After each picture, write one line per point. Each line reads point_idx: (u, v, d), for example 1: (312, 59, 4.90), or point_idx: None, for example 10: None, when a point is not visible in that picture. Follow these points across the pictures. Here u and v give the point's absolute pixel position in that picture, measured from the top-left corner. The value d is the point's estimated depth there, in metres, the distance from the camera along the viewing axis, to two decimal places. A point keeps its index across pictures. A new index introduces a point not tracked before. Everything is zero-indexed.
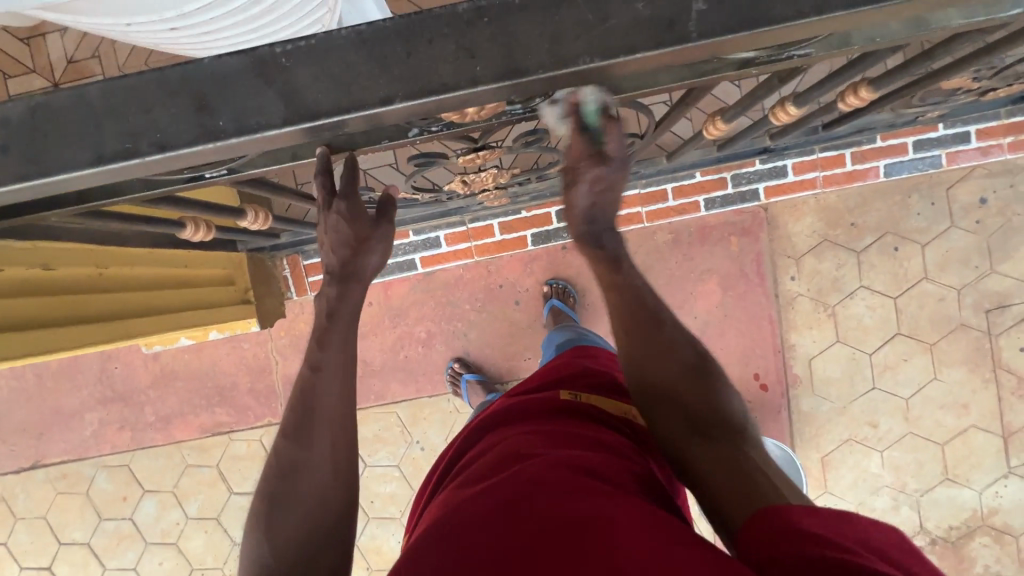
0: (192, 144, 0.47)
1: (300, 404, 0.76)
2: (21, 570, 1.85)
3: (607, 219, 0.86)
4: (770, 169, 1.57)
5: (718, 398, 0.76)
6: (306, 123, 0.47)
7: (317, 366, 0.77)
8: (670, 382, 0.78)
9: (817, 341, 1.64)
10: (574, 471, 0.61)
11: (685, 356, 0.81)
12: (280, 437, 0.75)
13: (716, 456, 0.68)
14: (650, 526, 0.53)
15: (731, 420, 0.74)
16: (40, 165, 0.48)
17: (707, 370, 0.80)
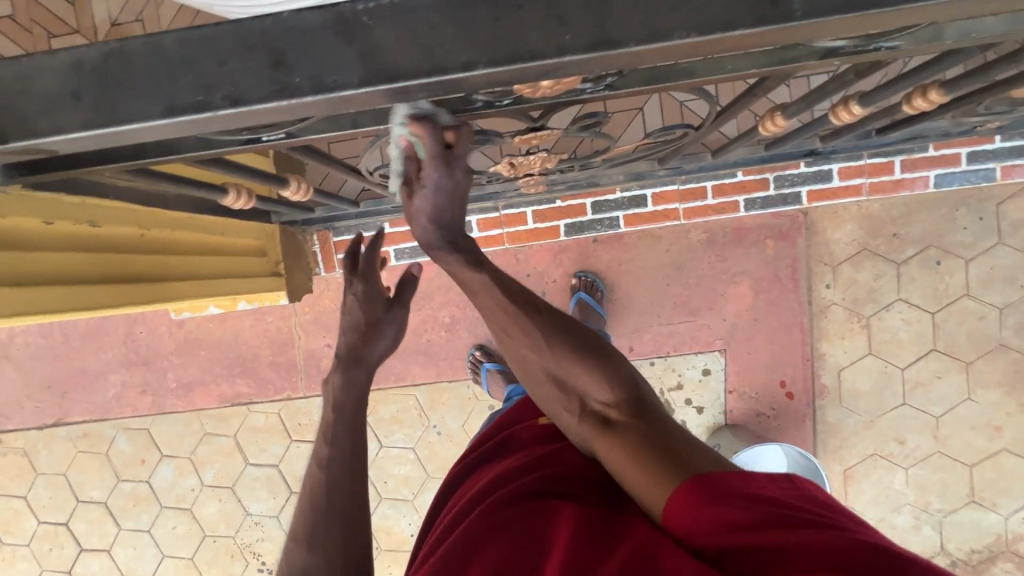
0: (265, 101, 0.46)
1: (310, 499, 0.96)
2: (39, 524, 1.89)
3: (459, 221, 0.73)
4: (815, 173, 1.53)
5: (600, 374, 0.78)
6: (382, 84, 0.45)
7: (325, 462, 0.99)
8: (553, 377, 0.80)
9: (848, 352, 1.61)
10: (536, 494, 0.76)
11: (564, 342, 0.79)
12: (295, 535, 0.94)
13: (624, 440, 0.73)
14: (597, 526, 0.68)
15: (624, 392, 0.77)
16: (111, 114, 0.47)
17: (588, 345, 0.80)
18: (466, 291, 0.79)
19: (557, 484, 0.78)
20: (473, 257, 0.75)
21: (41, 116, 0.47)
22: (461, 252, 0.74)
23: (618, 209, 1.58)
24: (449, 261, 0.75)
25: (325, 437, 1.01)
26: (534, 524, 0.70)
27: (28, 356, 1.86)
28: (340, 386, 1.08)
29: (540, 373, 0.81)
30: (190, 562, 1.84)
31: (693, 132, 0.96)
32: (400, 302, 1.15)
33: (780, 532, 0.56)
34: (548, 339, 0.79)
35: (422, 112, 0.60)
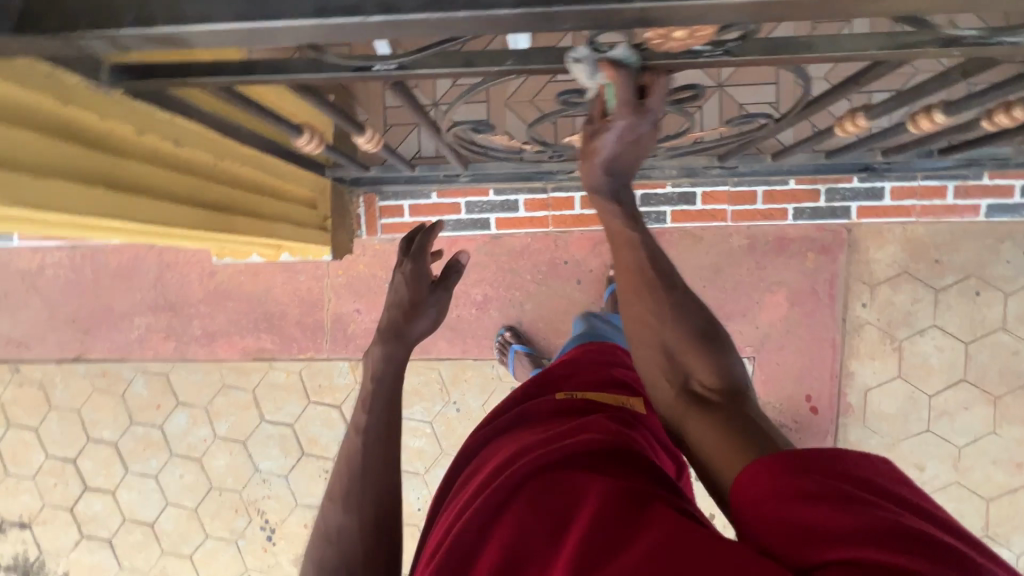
0: (419, 11, 0.46)
1: (344, 470, 0.93)
2: (47, 458, 1.88)
3: (627, 170, 0.78)
4: (867, 189, 1.53)
5: (712, 358, 0.73)
6: (539, 6, 0.46)
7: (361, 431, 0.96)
8: (661, 350, 0.76)
9: (877, 373, 1.60)
10: (561, 467, 0.71)
11: (685, 320, 0.76)
12: (330, 502, 0.91)
13: (715, 417, 0.67)
14: (625, 499, 0.63)
15: (730, 381, 0.72)
16: (262, 8, 0.47)
17: (705, 330, 0.76)
18: (610, 245, 0.82)
19: (580, 457, 0.73)
20: (631, 214, 0.80)
21: (191, 4, 0.47)
22: (619, 205, 0.79)
23: (666, 205, 1.57)
24: (602, 209, 0.80)
25: (363, 406, 1.00)
26: (558, 496, 0.67)
27: (56, 289, 1.85)
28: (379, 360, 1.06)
29: (648, 343, 0.77)
30: (193, 513, 1.84)
31: (771, 125, 0.96)
32: (447, 284, 1.13)
33: (824, 509, 0.48)
34: (671, 312, 0.77)
35: (620, 57, 0.62)
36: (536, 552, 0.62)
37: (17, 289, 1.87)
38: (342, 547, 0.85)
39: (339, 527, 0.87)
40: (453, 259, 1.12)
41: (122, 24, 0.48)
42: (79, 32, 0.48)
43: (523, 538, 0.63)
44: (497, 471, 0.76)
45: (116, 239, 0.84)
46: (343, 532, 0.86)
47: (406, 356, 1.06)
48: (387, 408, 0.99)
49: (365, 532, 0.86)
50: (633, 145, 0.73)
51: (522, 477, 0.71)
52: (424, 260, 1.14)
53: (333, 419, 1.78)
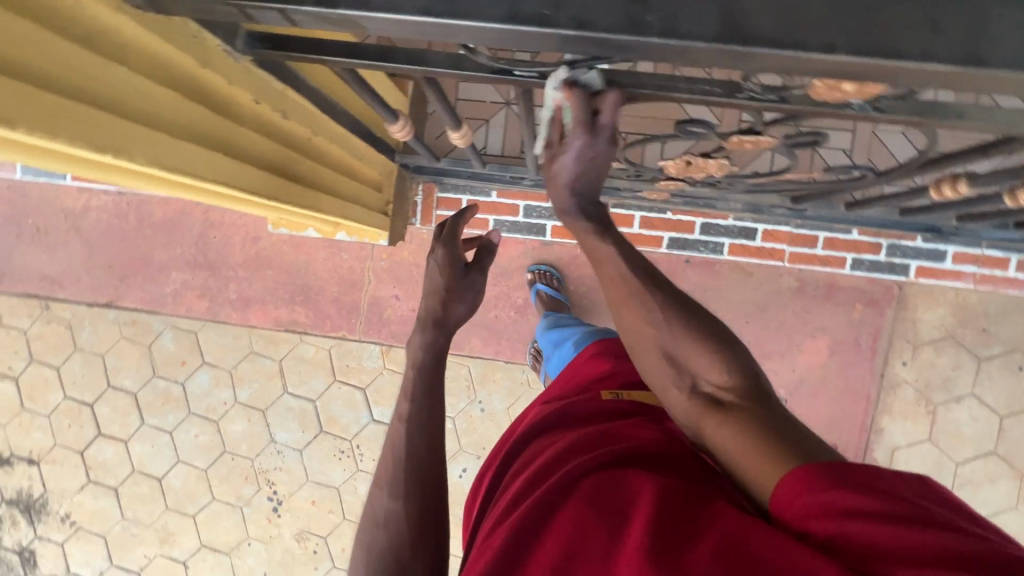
0: (613, 32, 0.45)
1: (390, 456, 0.87)
2: (65, 399, 1.88)
3: (595, 190, 0.72)
4: (929, 250, 1.52)
5: (715, 356, 0.67)
6: (736, 45, 0.45)
7: (404, 418, 0.90)
8: (662, 356, 0.69)
9: (908, 434, 1.58)
10: (615, 465, 0.65)
11: (685, 319, 0.69)
12: (376, 487, 0.85)
13: (737, 422, 0.62)
14: (685, 497, 0.58)
15: (743, 380, 0.66)
16: (451, 5, 0.46)
17: (707, 328, 0.69)
18: (591, 261, 0.74)
19: (636, 456, 0.67)
20: (611, 229, 0.72)
21: None
22: (593, 222, 0.72)
23: (725, 236, 1.56)
24: (578, 229, 0.73)
25: (405, 393, 0.93)
26: (608, 490, 0.61)
27: (97, 232, 1.84)
28: (419, 347, 0.99)
29: (647, 352, 0.70)
30: (202, 473, 1.83)
31: (870, 176, 0.95)
32: (481, 267, 1.02)
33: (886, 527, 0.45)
34: (666, 317, 0.69)
35: (579, 75, 0.61)
36: (596, 553, 0.55)
37: (58, 227, 1.86)
38: (392, 534, 0.79)
39: (387, 513, 0.81)
40: (486, 242, 1.04)
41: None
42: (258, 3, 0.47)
43: (582, 538, 0.57)
44: (544, 467, 0.70)
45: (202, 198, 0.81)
46: (391, 519, 0.80)
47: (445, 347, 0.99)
48: (434, 394, 0.94)
49: (414, 521, 0.80)
50: (588, 168, 0.69)
51: (578, 473, 0.64)
52: (458, 247, 1.03)
53: (356, 401, 1.77)
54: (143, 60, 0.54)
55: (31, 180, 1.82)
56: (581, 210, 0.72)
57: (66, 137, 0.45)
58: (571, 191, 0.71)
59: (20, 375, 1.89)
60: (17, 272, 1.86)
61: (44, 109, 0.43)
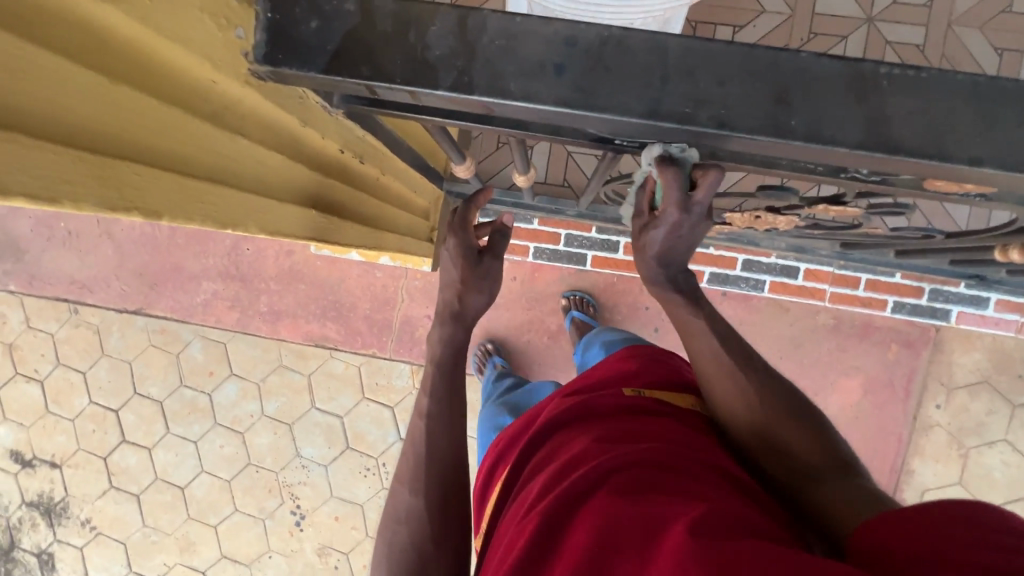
0: (756, 132, 0.44)
1: (412, 451, 0.82)
2: (90, 404, 1.87)
3: (683, 260, 0.75)
4: (971, 296, 1.51)
5: (808, 431, 0.68)
6: (880, 152, 0.44)
7: (424, 413, 0.84)
8: (750, 429, 0.70)
9: (939, 476, 1.58)
10: (647, 464, 0.58)
11: (777, 394, 0.71)
12: (399, 484, 0.80)
13: (834, 492, 0.61)
14: (726, 509, 0.50)
15: (834, 456, 0.66)
16: (590, 98, 0.45)
17: (798, 406, 0.71)
18: (679, 331, 0.78)
19: (670, 455, 0.60)
20: (707, 310, 0.77)
21: (516, 78, 0.46)
22: (683, 294, 0.77)
23: (767, 273, 1.55)
24: (667, 298, 0.78)
25: (424, 386, 0.86)
26: (641, 493, 0.54)
27: (129, 239, 1.82)
28: (435, 340, 0.90)
29: (736, 427, 0.71)
30: (226, 484, 1.83)
31: (938, 237, 0.97)
32: (496, 250, 0.91)
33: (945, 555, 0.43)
34: (758, 392, 0.71)
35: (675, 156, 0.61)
36: (626, 555, 0.49)
37: (91, 232, 1.84)
38: (415, 530, 0.75)
39: (408, 509, 0.76)
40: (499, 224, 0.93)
41: (440, 83, 0.46)
42: (390, 84, 0.47)
43: (613, 538, 0.50)
44: (567, 463, 0.63)
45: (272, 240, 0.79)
46: (412, 516, 0.75)
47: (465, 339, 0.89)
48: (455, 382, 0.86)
49: (435, 520, 0.75)
50: (681, 237, 0.71)
51: (604, 470, 0.59)
52: (471, 234, 0.92)
53: (383, 418, 1.77)
54: (259, 126, 0.54)
55: None
56: (674, 287, 0.77)
57: (199, 219, 0.44)
58: (664, 272, 0.76)
59: (45, 378, 1.87)
60: (47, 275, 1.85)
61: (185, 195, 0.42)
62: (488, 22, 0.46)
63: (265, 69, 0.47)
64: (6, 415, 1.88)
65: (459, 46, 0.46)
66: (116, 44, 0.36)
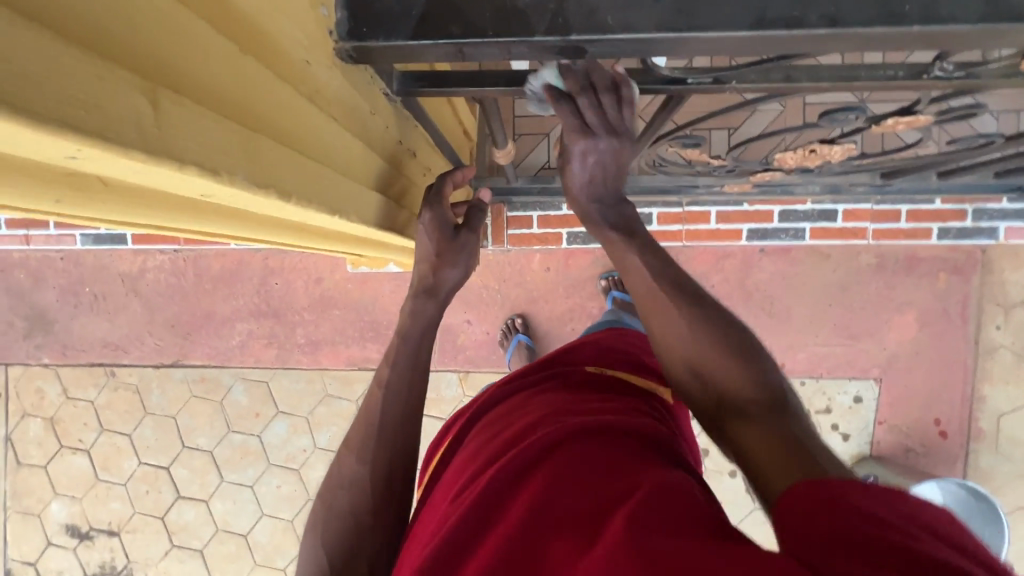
0: (871, 25, 0.43)
1: (364, 421, 0.75)
2: (140, 465, 1.83)
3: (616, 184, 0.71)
4: (1016, 210, 1.49)
5: (745, 366, 0.57)
6: (1005, 22, 0.42)
7: (381, 381, 0.78)
8: (684, 365, 0.61)
9: (1011, 398, 1.55)
10: (598, 438, 0.55)
11: (708, 326, 0.60)
12: (345, 451, 0.74)
13: (750, 431, 0.52)
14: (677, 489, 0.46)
15: (765, 392, 0.54)
16: (692, 17, 0.44)
17: (734, 337, 0.59)
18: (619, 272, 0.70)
19: (617, 431, 0.56)
20: (643, 243, 0.69)
21: (613, 12, 0.44)
22: (618, 230, 0.71)
23: (805, 221, 1.54)
24: (607, 240, 0.72)
25: (386, 357, 0.81)
26: (585, 469, 0.50)
27: (156, 292, 1.80)
28: (405, 313, 0.84)
29: (670, 362, 0.63)
30: (289, 524, 1.79)
31: (999, 142, 0.95)
32: (475, 228, 0.85)
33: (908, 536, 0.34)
34: (691, 323, 0.62)
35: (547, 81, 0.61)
36: (558, 533, 0.45)
37: (116, 291, 1.83)
38: (352, 498, 0.69)
39: (352, 477, 0.71)
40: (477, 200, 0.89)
41: (535, 30, 0.45)
42: (484, 39, 0.45)
43: (545, 521, 0.46)
44: (512, 440, 0.59)
45: (319, 245, 0.79)
46: (354, 484, 0.70)
47: (437, 316, 0.84)
48: (422, 363, 0.81)
49: (378, 490, 0.70)
50: (600, 161, 0.68)
51: (551, 442, 0.55)
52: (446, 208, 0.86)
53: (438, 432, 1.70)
54: (342, 109, 0.52)
55: (87, 248, 1.80)
56: (599, 214, 0.72)
57: (317, 203, 0.43)
58: (591, 198, 0.72)
59: (91, 447, 1.84)
60: (79, 342, 1.83)
61: (306, 175, 0.41)
62: None
63: (349, 45, 0.46)
64: (57, 490, 1.84)
65: None
66: (231, 5, 0.33)
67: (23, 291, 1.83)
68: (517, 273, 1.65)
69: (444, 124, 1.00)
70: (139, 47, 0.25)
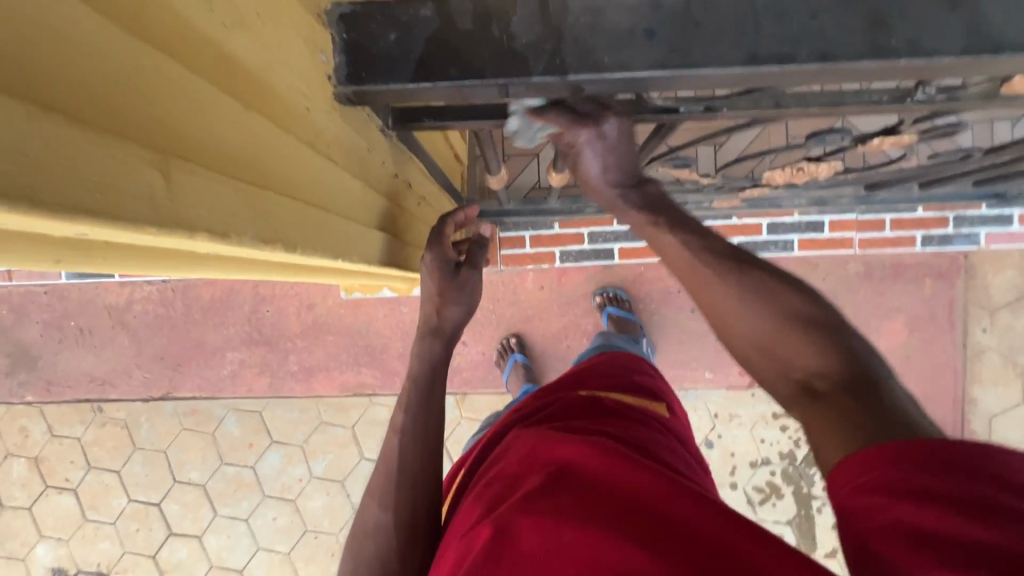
0: (860, 57, 0.44)
1: (385, 468, 0.74)
2: (129, 502, 1.78)
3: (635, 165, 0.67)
4: (995, 216, 1.53)
5: (813, 339, 0.52)
6: (987, 53, 0.43)
7: (398, 428, 0.77)
8: (753, 348, 0.55)
9: (1002, 399, 1.58)
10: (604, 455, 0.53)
11: (763, 292, 0.56)
12: (371, 500, 0.72)
13: (843, 407, 0.45)
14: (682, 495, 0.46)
15: (848, 364, 0.49)
16: (686, 55, 0.45)
17: (813, 313, 0.54)
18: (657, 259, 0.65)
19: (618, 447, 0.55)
20: (672, 218, 0.64)
21: (609, 52, 0.45)
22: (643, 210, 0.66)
23: (793, 232, 1.57)
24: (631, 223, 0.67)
25: (398, 402, 0.80)
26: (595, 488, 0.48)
27: (143, 324, 1.77)
28: (413, 356, 0.83)
29: (730, 344, 0.58)
30: (285, 558, 1.74)
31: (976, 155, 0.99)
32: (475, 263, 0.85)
33: (961, 522, 0.33)
34: (748, 297, 0.56)
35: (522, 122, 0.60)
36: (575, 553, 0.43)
37: (101, 325, 1.79)
38: (381, 544, 0.67)
39: (378, 524, 0.69)
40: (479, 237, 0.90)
41: (532, 72, 0.45)
42: (483, 79, 0.45)
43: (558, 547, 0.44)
44: (516, 467, 0.57)
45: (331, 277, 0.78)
46: (380, 531, 0.68)
47: (445, 355, 0.83)
48: (436, 402, 0.79)
49: (405, 541, 0.66)
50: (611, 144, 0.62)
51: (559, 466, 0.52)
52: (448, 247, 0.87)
53: None
54: (338, 150, 0.52)
55: (72, 282, 1.76)
56: (626, 202, 0.67)
57: (317, 249, 0.43)
58: (614, 185, 0.67)
59: (78, 485, 1.78)
60: (65, 378, 1.79)
61: (305, 220, 0.41)
62: (570, 3, 0.45)
63: (348, 90, 0.47)
64: (42, 532, 1.78)
65: (546, 32, 0.45)
66: (224, 55, 0.33)
67: (5, 328, 1.78)
68: (511, 292, 1.65)
69: (435, 149, 0.99)
70: (135, 114, 0.24)
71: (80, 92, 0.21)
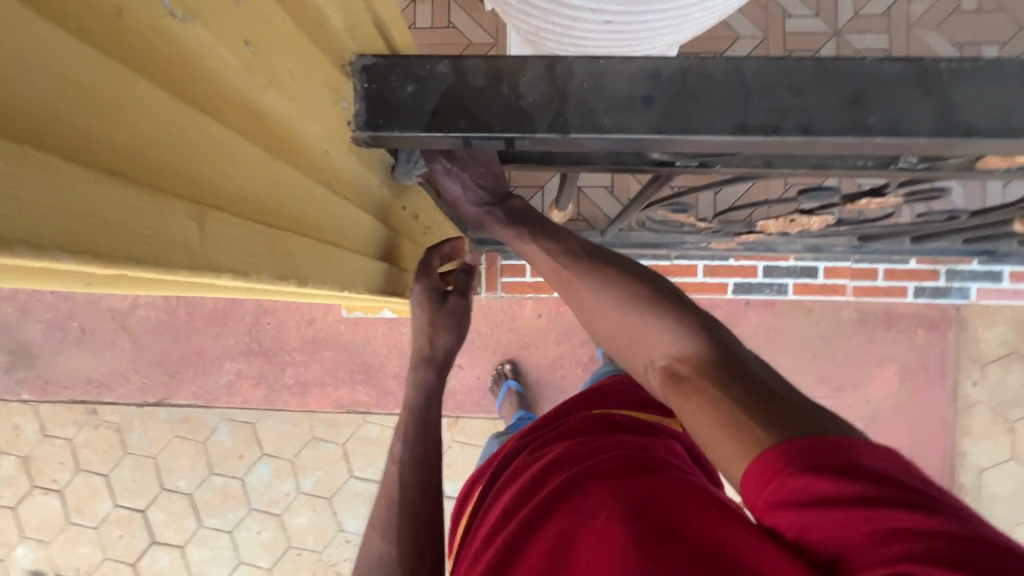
0: (840, 133, 0.47)
1: (384, 499, 0.76)
2: (114, 508, 1.77)
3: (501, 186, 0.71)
4: (985, 272, 1.57)
5: (668, 321, 0.55)
6: (957, 136, 0.47)
7: (395, 460, 0.79)
8: (621, 336, 0.58)
9: (990, 453, 1.58)
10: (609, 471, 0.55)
11: (620, 283, 0.60)
12: (370, 531, 0.74)
13: (697, 405, 0.47)
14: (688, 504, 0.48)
15: (703, 344, 0.52)
16: (680, 122, 0.49)
17: (667, 296, 0.58)
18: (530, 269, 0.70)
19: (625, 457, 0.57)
20: (536, 229, 0.68)
21: (609, 114, 0.49)
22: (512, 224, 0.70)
23: (788, 276, 1.60)
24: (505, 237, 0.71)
25: (396, 432, 0.82)
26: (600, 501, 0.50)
27: (144, 329, 1.79)
28: (408, 386, 0.85)
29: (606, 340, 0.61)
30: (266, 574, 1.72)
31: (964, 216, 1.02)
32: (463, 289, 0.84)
33: (880, 512, 0.35)
34: (617, 292, 0.59)
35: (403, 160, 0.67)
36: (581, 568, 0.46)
37: (103, 327, 1.81)
38: None
39: (381, 556, 0.70)
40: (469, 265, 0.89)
41: (537, 128, 0.49)
42: (491, 132, 0.49)
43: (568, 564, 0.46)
44: (521, 495, 0.60)
45: None
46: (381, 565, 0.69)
47: (439, 383, 0.85)
48: (433, 433, 0.81)
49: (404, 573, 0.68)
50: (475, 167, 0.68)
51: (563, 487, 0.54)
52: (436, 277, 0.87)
53: None
54: (350, 188, 0.55)
55: None
56: (492, 219, 0.71)
57: (326, 283, 0.46)
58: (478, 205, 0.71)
59: (65, 487, 1.78)
60: (63, 378, 1.80)
61: (319, 255, 0.44)
62: (575, 68, 0.49)
63: (365, 134, 0.51)
64: (24, 533, 1.77)
65: (551, 92, 0.49)
66: (257, 109, 0.37)
67: (9, 325, 1.81)
68: (509, 318, 1.68)
69: None
70: (181, 173, 0.28)
71: (137, 156, 0.25)
